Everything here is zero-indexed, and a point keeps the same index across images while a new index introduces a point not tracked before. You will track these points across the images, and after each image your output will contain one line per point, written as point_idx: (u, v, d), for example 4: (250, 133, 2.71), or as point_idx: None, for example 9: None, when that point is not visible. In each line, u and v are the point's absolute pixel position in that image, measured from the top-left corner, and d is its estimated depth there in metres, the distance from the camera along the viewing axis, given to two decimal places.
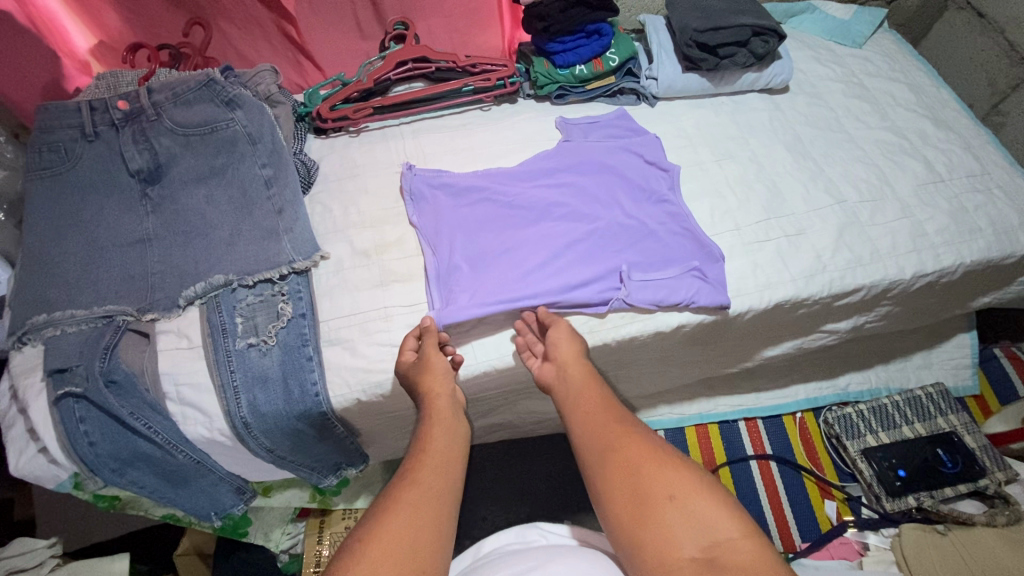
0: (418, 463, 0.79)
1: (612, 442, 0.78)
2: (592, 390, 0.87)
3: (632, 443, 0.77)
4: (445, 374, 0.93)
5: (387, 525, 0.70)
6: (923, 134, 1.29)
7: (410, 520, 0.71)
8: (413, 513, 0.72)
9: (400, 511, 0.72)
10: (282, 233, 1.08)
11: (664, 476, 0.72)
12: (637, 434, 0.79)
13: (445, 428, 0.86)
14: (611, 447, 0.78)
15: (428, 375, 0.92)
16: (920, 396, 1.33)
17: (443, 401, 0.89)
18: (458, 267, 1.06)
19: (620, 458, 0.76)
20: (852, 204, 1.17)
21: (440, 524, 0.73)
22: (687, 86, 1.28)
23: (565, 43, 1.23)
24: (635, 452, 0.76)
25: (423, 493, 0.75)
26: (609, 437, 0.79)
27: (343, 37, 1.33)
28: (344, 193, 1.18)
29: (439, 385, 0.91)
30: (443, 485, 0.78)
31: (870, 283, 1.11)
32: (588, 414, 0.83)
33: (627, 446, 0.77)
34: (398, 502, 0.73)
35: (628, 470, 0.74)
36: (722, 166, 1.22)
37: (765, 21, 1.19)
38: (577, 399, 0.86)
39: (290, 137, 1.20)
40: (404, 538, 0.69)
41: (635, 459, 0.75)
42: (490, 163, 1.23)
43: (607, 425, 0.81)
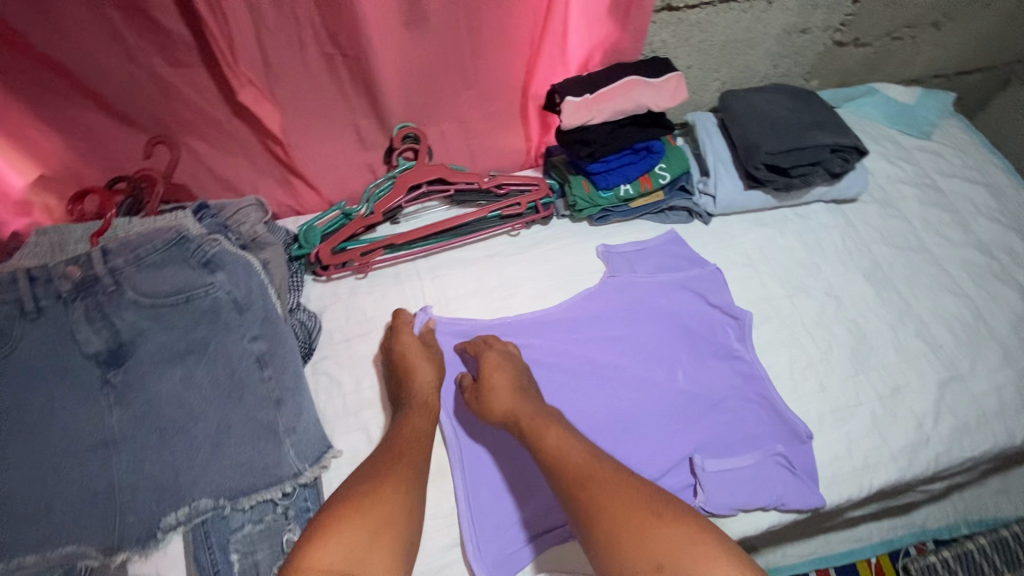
0: (395, 452, 0.81)
1: (593, 495, 0.74)
2: (556, 424, 0.83)
3: (618, 494, 0.74)
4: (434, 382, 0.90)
5: (368, 519, 0.71)
6: (1013, 253, 1.13)
7: (389, 517, 0.73)
8: (395, 505, 0.74)
9: (379, 506, 0.73)
10: (283, 433, 0.87)
11: (652, 539, 0.69)
12: (619, 484, 0.75)
13: (422, 415, 0.86)
14: (592, 503, 0.74)
15: (413, 387, 0.88)
16: (1006, 537, 1.22)
17: (427, 412, 0.87)
18: (500, 462, 0.90)
19: (601, 514, 0.73)
20: (948, 351, 1.01)
21: (410, 512, 0.75)
22: (748, 204, 1.10)
23: (609, 162, 1.03)
24: (619, 508, 0.73)
25: (397, 468, 0.78)
26: (586, 489, 0.75)
27: (340, 149, 1.12)
28: (354, 359, 0.97)
29: (422, 390, 0.88)
30: (417, 474, 0.79)
31: (978, 453, 0.95)
32: (558, 456, 0.79)
33: (613, 500, 0.74)
34: (378, 495, 0.74)
35: (613, 528, 0.71)
36: (796, 303, 1.05)
37: (845, 137, 1.01)
38: (539, 434, 0.82)
39: (283, 288, 0.99)
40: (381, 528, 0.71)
41: (622, 519, 0.72)
42: (524, 309, 1.04)
43: (585, 469, 0.77)
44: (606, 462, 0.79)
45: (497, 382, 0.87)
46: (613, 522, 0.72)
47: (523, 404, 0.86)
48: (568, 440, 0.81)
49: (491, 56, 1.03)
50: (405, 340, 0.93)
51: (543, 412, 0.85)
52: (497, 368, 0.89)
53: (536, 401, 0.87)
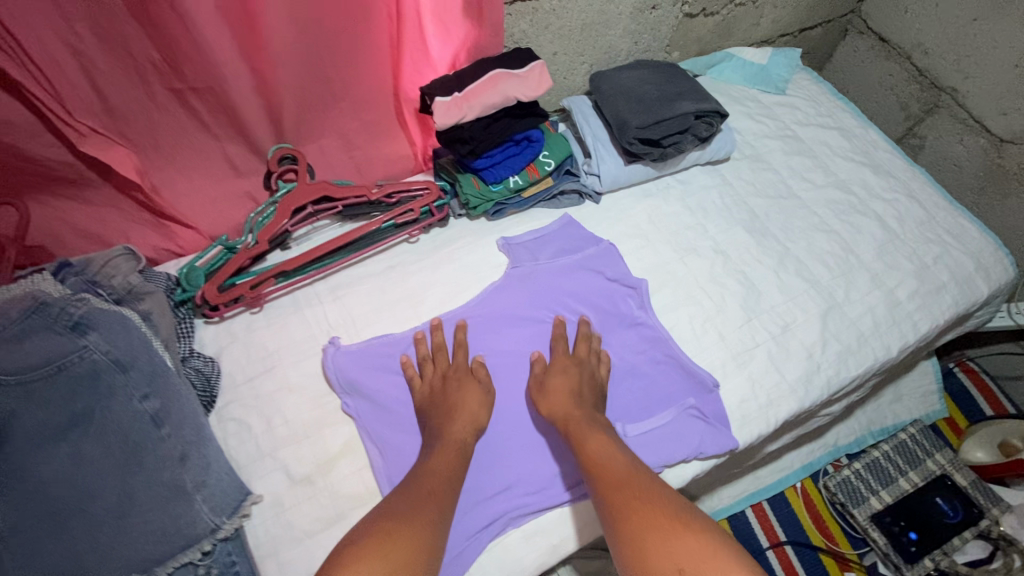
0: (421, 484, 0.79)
1: (625, 501, 0.74)
2: (607, 435, 0.85)
3: (647, 501, 0.73)
4: (477, 418, 0.89)
5: (388, 541, 0.68)
6: (867, 186, 1.25)
7: (413, 540, 0.70)
8: (420, 530, 0.71)
9: (402, 530, 0.70)
10: (192, 491, 0.81)
11: (674, 541, 0.66)
12: (646, 497, 0.74)
13: (461, 430, 0.87)
14: (620, 510, 0.73)
15: (459, 414, 0.89)
16: (906, 440, 1.32)
17: (463, 424, 0.88)
18: None
19: (626, 518, 0.71)
20: (825, 284, 1.11)
21: (436, 535, 0.72)
22: (632, 178, 1.15)
23: (493, 156, 1.04)
24: (645, 515, 0.71)
25: (431, 487, 0.78)
26: (619, 496, 0.75)
27: (213, 182, 1.06)
28: (261, 398, 0.93)
29: (463, 420, 0.88)
30: (442, 507, 0.77)
31: (863, 371, 1.05)
32: (601, 463, 0.81)
33: (642, 506, 0.72)
34: (401, 521, 0.72)
35: (637, 530, 0.69)
36: (688, 264, 1.12)
37: (705, 103, 1.08)
38: (588, 443, 0.84)
39: (171, 337, 0.93)
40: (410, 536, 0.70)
41: (647, 523, 0.70)
42: (434, 313, 1.04)
43: (624, 477, 0.78)
44: (646, 475, 0.79)
45: (557, 384, 0.92)
46: (639, 525, 0.70)
47: (578, 410, 0.89)
48: (614, 449, 0.83)
49: (352, 68, 1.01)
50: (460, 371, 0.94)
51: (597, 423, 0.87)
52: (561, 372, 0.94)
53: (598, 417, 0.89)
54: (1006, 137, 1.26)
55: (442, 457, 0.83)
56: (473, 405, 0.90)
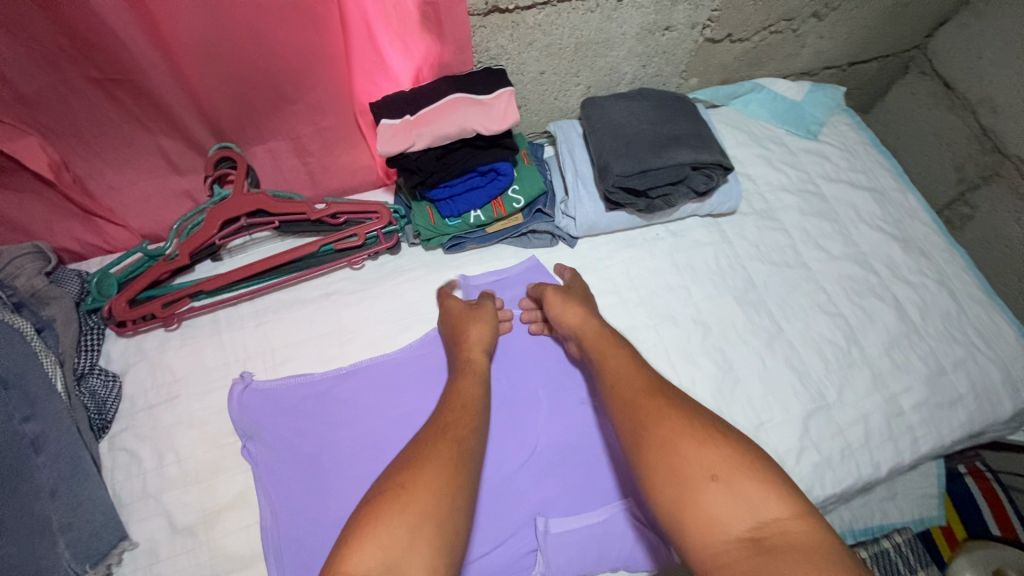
0: (438, 420, 0.73)
1: (648, 411, 0.72)
2: (623, 351, 0.83)
3: (669, 415, 0.70)
4: (481, 335, 0.87)
5: (416, 478, 0.62)
6: (892, 264, 1.08)
7: (441, 473, 0.64)
8: (450, 466, 0.65)
9: (435, 448, 0.67)
10: (57, 531, 0.74)
11: (702, 451, 0.65)
12: (674, 407, 0.72)
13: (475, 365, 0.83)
14: (644, 419, 0.71)
15: (464, 342, 0.86)
16: (888, 549, 1.16)
17: (471, 351, 0.85)
18: (323, 535, 0.81)
19: (649, 428, 0.70)
20: (816, 379, 0.96)
21: (468, 459, 0.68)
22: (613, 226, 1.01)
23: (451, 188, 0.91)
24: (673, 426, 0.68)
25: (448, 402, 0.76)
26: (644, 407, 0.72)
27: (145, 178, 0.96)
28: (158, 430, 0.86)
29: (473, 342, 0.86)
30: (467, 439, 0.71)
31: (841, 489, 0.91)
32: (619, 376, 0.79)
33: (666, 416, 0.70)
34: (425, 457, 0.66)
35: (664, 442, 0.67)
36: (660, 334, 0.98)
37: (706, 153, 0.92)
38: (606, 360, 0.82)
39: (73, 350, 0.86)
40: (429, 443, 0.68)
41: (673, 432, 0.68)
42: (364, 355, 0.93)
43: (645, 389, 0.75)
44: (666, 387, 0.76)
45: (570, 300, 0.91)
46: (665, 434, 0.68)
47: (591, 323, 0.88)
48: (632, 365, 0.80)
49: (305, 69, 0.88)
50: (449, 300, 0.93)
51: (614, 341, 0.85)
52: (570, 304, 0.90)
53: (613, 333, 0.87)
54: None
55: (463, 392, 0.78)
56: (481, 331, 0.88)
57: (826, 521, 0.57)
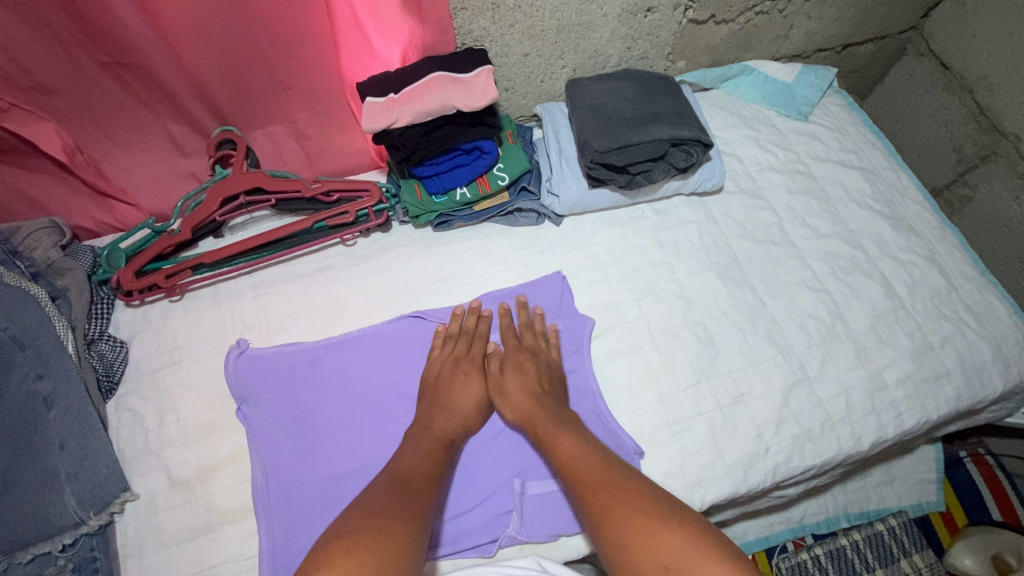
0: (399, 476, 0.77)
1: (603, 501, 0.73)
2: (579, 431, 0.82)
3: (624, 501, 0.72)
4: (469, 407, 0.87)
5: (385, 526, 0.68)
6: (881, 242, 1.07)
7: (406, 532, 0.69)
8: (406, 521, 0.70)
9: (394, 507, 0.71)
10: (65, 480, 0.81)
11: (656, 540, 0.66)
12: (628, 492, 0.73)
13: (452, 425, 0.85)
14: (600, 512, 0.72)
15: (453, 408, 0.86)
16: (882, 532, 1.16)
17: (451, 421, 0.85)
18: (309, 493, 0.85)
19: (608, 520, 0.71)
20: (798, 353, 0.96)
21: (421, 514, 0.72)
22: (596, 203, 1.03)
23: (437, 165, 0.95)
24: (626, 514, 0.70)
25: (411, 456, 0.80)
26: (596, 498, 0.73)
27: (153, 160, 1.02)
28: (160, 391, 0.91)
29: (455, 411, 0.86)
30: (430, 498, 0.75)
31: (821, 461, 0.91)
32: (571, 461, 0.78)
33: (620, 509, 0.71)
34: (389, 511, 0.71)
35: (619, 530, 0.69)
36: (642, 308, 1.00)
37: (685, 129, 0.93)
38: (556, 439, 0.81)
39: (82, 319, 0.92)
40: (391, 502, 0.72)
41: (628, 526, 0.69)
42: (354, 326, 0.98)
43: (598, 474, 0.76)
44: (619, 470, 0.77)
45: (513, 383, 0.88)
46: (622, 524, 0.69)
47: (539, 409, 0.85)
48: (582, 446, 0.79)
49: (298, 55, 0.93)
50: (439, 360, 0.91)
51: (561, 415, 0.85)
52: (513, 363, 0.90)
53: (563, 408, 0.87)
54: None
55: (420, 446, 0.82)
56: (468, 404, 0.87)
57: None
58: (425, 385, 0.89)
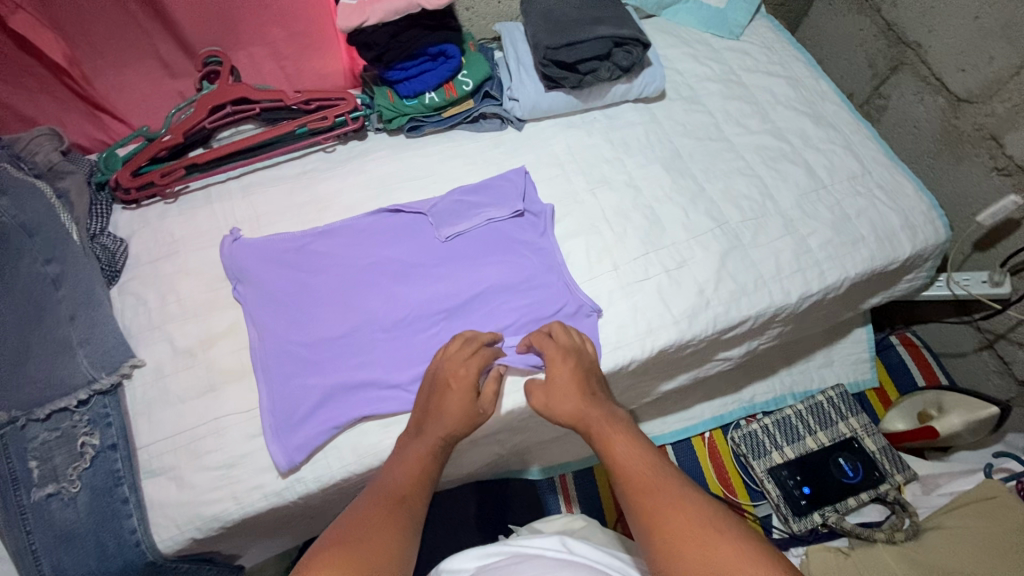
0: (393, 489, 0.73)
1: (652, 507, 0.66)
2: (630, 433, 0.77)
3: (678, 505, 0.65)
4: (462, 413, 0.84)
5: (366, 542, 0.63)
6: (805, 135, 1.21)
7: (386, 550, 0.63)
8: (390, 543, 0.64)
9: (374, 524, 0.66)
10: (77, 346, 0.88)
11: (712, 552, 0.60)
12: (677, 498, 0.66)
13: (444, 433, 0.82)
14: (648, 516, 0.66)
15: (444, 417, 0.84)
16: (822, 401, 1.30)
17: (445, 430, 0.82)
18: (301, 354, 0.94)
19: (657, 525, 0.64)
20: (733, 226, 1.09)
21: (404, 533, 0.67)
22: (552, 106, 1.15)
23: (407, 69, 1.06)
24: (682, 528, 0.63)
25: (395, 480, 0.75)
26: (646, 493, 0.68)
27: (143, 78, 1.10)
28: (160, 277, 1.00)
29: (445, 419, 0.84)
30: (415, 516, 0.70)
31: (756, 312, 1.04)
32: (620, 462, 0.73)
33: (672, 512, 0.65)
34: (372, 528, 0.65)
35: (673, 546, 0.62)
36: (597, 196, 1.12)
37: (625, 30, 1.06)
38: (608, 441, 0.77)
39: (83, 216, 1.00)
40: (374, 523, 0.66)
41: (680, 529, 0.63)
42: (338, 217, 1.07)
43: (646, 477, 0.70)
44: (669, 471, 0.71)
45: (560, 375, 0.86)
46: (670, 530, 0.63)
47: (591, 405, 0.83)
48: (634, 446, 0.75)
49: None
50: (438, 362, 0.90)
51: (615, 418, 0.80)
52: (563, 359, 0.88)
53: (610, 410, 0.82)
54: (964, 96, 1.20)
55: (421, 449, 0.80)
56: (456, 414, 0.84)
57: None
58: (427, 385, 0.88)
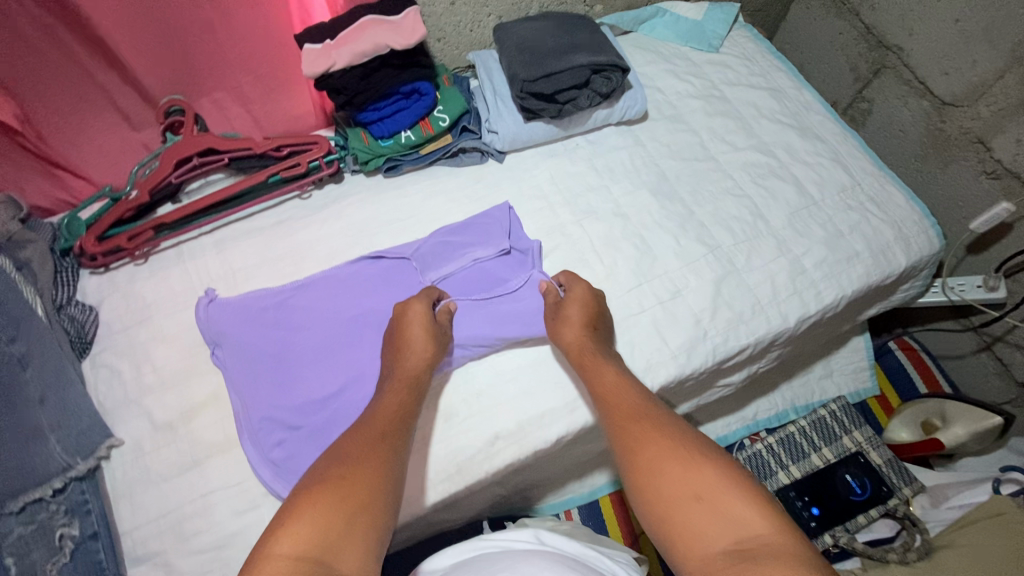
0: (375, 422, 0.77)
1: (638, 433, 0.72)
2: (619, 370, 0.83)
3: (661, 433, 0.71)
4: (422, 351, 0.87)
5: (346, 468, 0.68)
6: (791, 149, 1.19)
7: (367, 474, 0.69)
8: (372, 470, 0.69)
9: (354, 457, 0.70)
10: (49, 431, 0.83)
11: (689, 471, 0.65)
12: (659, 428, 0.72)
13: (412, 363, 0.86)
14: (633, 441, 0.71)
15: (406, 347, 0.87)
16: (824, 416, 1.28)
17: (413, 359, 0.86)
18: (287, 419, 0.90)
19: (640, 450, 0.70)
20: (725, 250, 1.06)
21: (385, 463, 0.71)
22: (533, 136, 1.12)
23: (380, 109, 1.02)
24: (658, 451, 0.69)
25: (379, 414, 0.78)
26: (633, 420, 0.74)
27: (104, 132, 1.04)
28: (134, 347, 0.95)
29: (415, 348, 0.87)
30: (395, 442, 0.75)
31: (755, 339, 1.02)
32: (612, 394, 0.80)
33: (656, 438, 0.70)
34: (350, 460, 0.70)
35: (651, 468, 0.68)
36: (584, 227, 1.08)
37: (602, 56, 1.03)
38: (601, 375, 0.83)
39: (47, 286, 0.95)
40: (353, 453, 0.71)
41: (662, 452, 0.68)
42: (317, 268, 1.03)
43: (634, 409, 0.76)
44: (656, 406, 0.76)
45: (574, 314, 0.91)
46: (652, 452, 0.69)
47: (589, 341, 0.88)
48: (624, 382, 0.81)
49: (236, 15, 0.98)
50: (406, 303, 0.92)
51: (609, 357, 0.86)
52: (579, 304, 0.92)
53: (604, 351, 0.88)
54: (948, 100, 1.18)
55: (400, 385, 0.83)
56: (418, 350, 0.87)
57: (805, 536, 0.58)
58: (388, 330, 0.92)
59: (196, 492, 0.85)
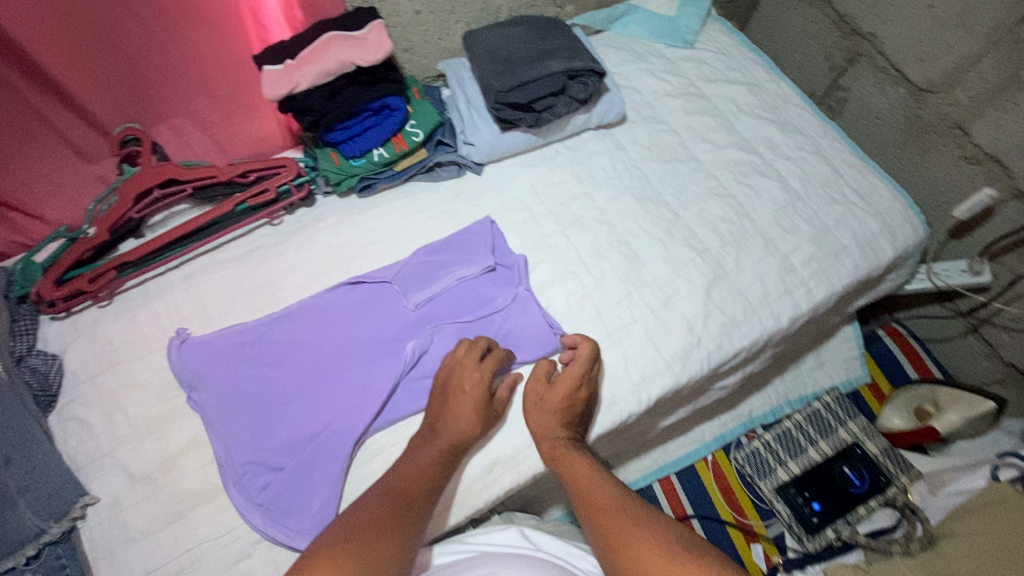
0: (390, 499, 0.75)
1: (619, 534, 0.72)
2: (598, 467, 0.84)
3: (641, 533, 0.71)
4: (472, 421, 0.83)
5: (356, 551, 0.66)
6: (773, 144, 1.17)
7: (379, 558, 0.67)
8: (382, 556, 0.67)
9: (371, 540, 0.68)
10: (17, 496, 0.78)
11: (673, 571, 0.65)
12: (641, 526, 0.73)
13: (456, 436, 0.82)
14: (616, 542, 0.72)
15: (455, 418, 0.83)
16: (820, 409, 1.28)
17: (457, 432, 0.82)
18: (273, 461, 0.86)
19: (622, 551, 0.70)
20: (714, 253, 1.05)
21: (397, 548, 0.69)
22: (511, 146, 1.08)
23: (349, 128, 0.97)
24: (642, 552, 0.69)
25: (388, 490, 0.77)
26: (613, 518, 0.75)
27: (55, 168, 0.97)
28: (104, 396, 0.90)
29: (459, 421, 0.82)
30: (413, 524, 0.73)
31: (749, 342, 1.00)
32: (591, 492, 0.80)
33: (636, 539, 0.71)
34: (364, 541, 0.68)
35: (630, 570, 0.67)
36: (570, 237, 1.05)
37: (577, 61, 1.01)
38: (578, 469, 0.83)
39: (4, 337, 0.89)
40: (369, 536, 0.69)
41: (643, 553, 0.69)
42: (295, 297, 0.99)
43: (613, 507, 0.77)
44: (636, 504, 0.77)
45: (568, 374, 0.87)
46: (635, 553, 0.69)
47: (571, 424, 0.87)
48: (604, 480, 0.82)
49: (188, 34, 0.92)
50: (460, 362, 0.88)
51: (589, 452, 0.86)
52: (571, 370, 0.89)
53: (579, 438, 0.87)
54: (925, 86, 1.17)
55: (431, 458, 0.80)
56: (469, 419, 0.83)
57: None
58: (438, 393, 0.87)
59: (182, 546, 0.81)
